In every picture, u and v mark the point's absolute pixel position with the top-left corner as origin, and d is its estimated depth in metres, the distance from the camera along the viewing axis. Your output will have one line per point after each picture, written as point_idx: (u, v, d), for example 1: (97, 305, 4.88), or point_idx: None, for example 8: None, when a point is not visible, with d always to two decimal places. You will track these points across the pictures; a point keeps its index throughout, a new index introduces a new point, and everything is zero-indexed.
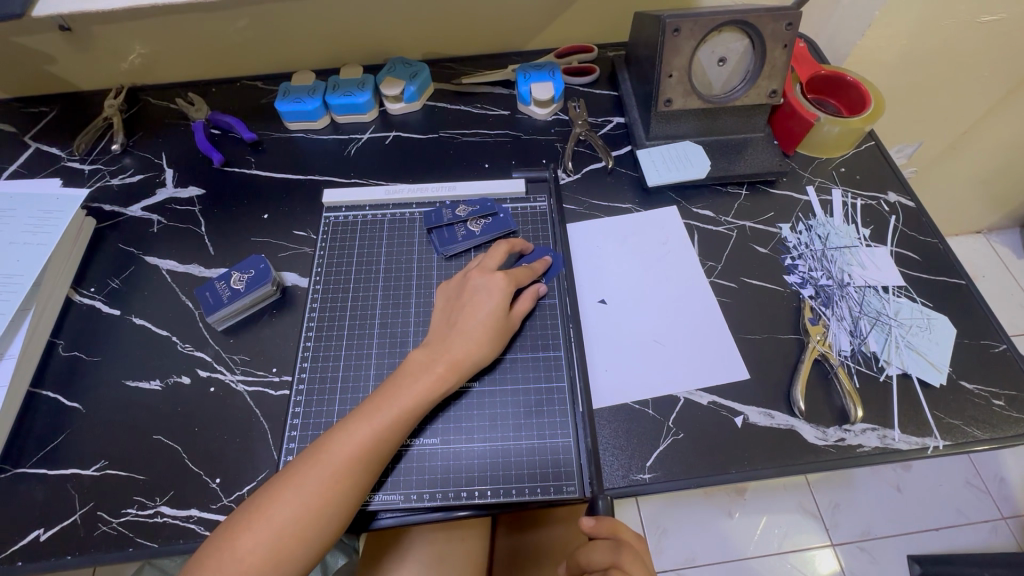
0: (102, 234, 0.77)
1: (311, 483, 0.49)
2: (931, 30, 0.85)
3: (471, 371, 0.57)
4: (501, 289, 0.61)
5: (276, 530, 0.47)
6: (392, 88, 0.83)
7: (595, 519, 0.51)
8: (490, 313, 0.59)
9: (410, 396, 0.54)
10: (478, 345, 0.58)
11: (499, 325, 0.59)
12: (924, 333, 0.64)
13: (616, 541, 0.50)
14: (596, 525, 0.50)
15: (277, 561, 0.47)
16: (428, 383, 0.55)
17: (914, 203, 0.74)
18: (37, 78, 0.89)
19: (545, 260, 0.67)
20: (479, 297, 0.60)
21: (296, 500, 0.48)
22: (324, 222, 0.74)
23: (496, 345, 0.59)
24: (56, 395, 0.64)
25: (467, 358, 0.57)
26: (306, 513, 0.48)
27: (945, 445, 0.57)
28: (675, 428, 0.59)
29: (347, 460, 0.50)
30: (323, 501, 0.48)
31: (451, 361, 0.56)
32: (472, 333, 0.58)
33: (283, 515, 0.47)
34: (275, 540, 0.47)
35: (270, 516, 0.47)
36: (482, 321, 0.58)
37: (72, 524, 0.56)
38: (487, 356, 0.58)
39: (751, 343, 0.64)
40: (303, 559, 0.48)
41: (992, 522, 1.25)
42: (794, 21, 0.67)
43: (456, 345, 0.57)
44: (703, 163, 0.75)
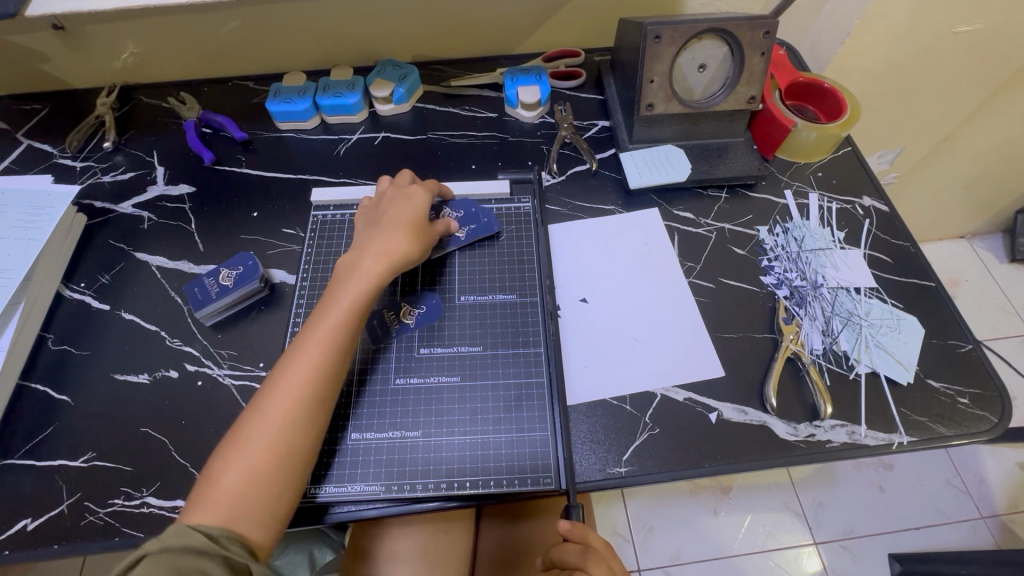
0: (93, 231, 0.78)
1: (279, 399, 0.52)
2: (908, 38, 0.88)
3: (401, 262, 0.62)
4: (415, 194, 0.68)
5: (250, 452, 0.50)
6: (382, 90, 0.85)
7: (571, 523, 0.53)
8: (403, 216, 0.65)
9: (347, 299, 0.59)
10: (398, 240, 0.63)
11: (418, 222, 0.66)
12: (893, 333, 0.66)
13: (585, 548, 0.53)
14: (571, 528, 0.53)
15: (257, 477, 0.49)
16: (360, 282, 0.60)
17: (888, 207, 0.76)
18: (29, 75, 0.90)
19: (447, 188, 0.75)
20: (394, 203, 0.68)
21: (267, 420, 0.52)
22: (313, 220, 0.75)
23: (423, 236, 0.65)
24: (45, 388, 0.65)
25: (392, 251, 0.62)
26: (277, 427, 0.51)
27: (911, 441, 0.59)
28: (651, 423, 0.61)
29: (332, 326, 0.57)
30: (293, 415, 0.52)
31: (379, 255, 0.62)
32: (391, 234, 0.64)
33: (255, 436, 0.51)
34: (251, 460, 0.50)
35: (246, 439, 0.51)
36: (398, 223, 0.65)
37: (60, 514, 0.57)
38: (410, 249, 0.63)
39: (727, 341, 0.66)
40: (286, 474, 0.50)
41: (971, 521, 1.28)
42: (772, 29, 0.69)
43: (379, 244, 0.63)
44: (684, 166, 0.77)
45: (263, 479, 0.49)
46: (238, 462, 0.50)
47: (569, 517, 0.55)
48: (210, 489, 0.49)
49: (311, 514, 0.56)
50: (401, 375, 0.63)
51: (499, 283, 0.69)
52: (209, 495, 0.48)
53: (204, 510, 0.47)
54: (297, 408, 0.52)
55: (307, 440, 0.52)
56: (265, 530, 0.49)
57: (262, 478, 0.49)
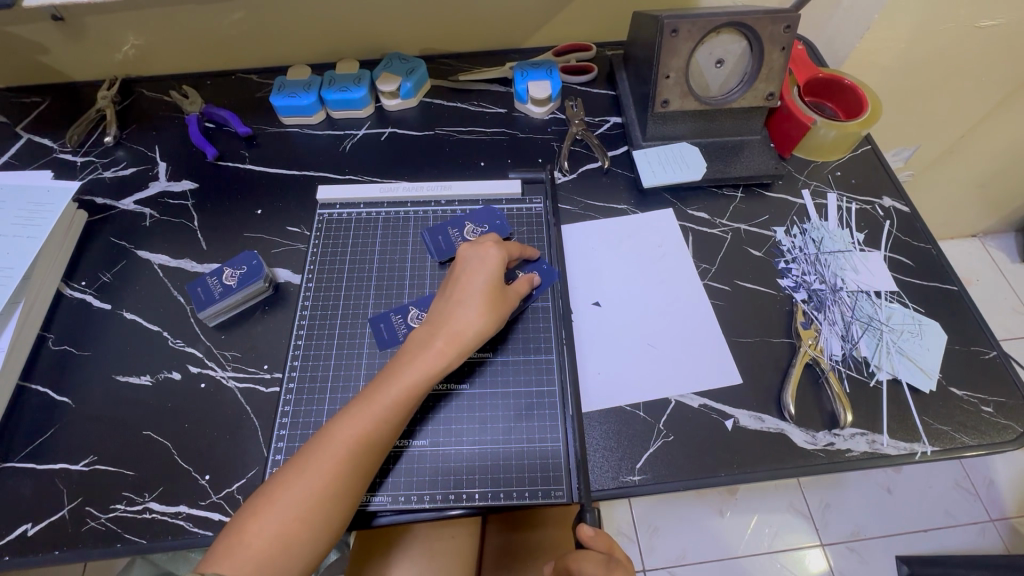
0: (94, 228, 0.76)
1: (319, 469, 0.48)
2: (928, 34, 0.85)
3: (474, 342, 0.56)
4: (497, 258, 0.61)
5: (281, 517, 0.47)
6: (389, 84, 0.83)
7: (594, 531, 0.53)
8: (484, 286, 0.58)
9: (409, 376, 0.53)
10: (474, 316, 0.57)
11: (496, 295, 0.59)
12: (915, 339, 0.64)
13: (608, 557, 0.51)
14: (595, 535, 0.52)
15: (282, 550, 0.46)
16: (428, 361, 0.54)
17: (908, 208, 0.74)
18: (28, 67, 0.88)
19: (530, 249, 0.67)
20: (475, 264, 0.60)
21: (303, 489, 0.48)
22: (319, 218, 0.74)
23: (498, 315, 0.58)
24: (45, 389, 0.64)
25: (466, 329, 0.56)
26: (314, 504, 0.48)
27: (933, 451, 0.58)
28: (665, 430, 0.59)
29: (391, 405, 0.52)
30: (330, 491, 0.48)
31: (450, 335, 0.56)
32: (467, 307, 0.57)
33: (291, 500, 0.47)
34: (280, 528, 0.46)
35: (279, 501, 0.47)
36: (476, 294, 0.58)
37: (60, 519, 0.56)
38: (486, 329, 0.57)
39: (744, 346, 0.64)
40: (310, 548, 0.47)
41: (980, 523, 1.26)
42: (792, 23, 0.66)
43: (453, 319, 0.56)
44: (700, 165, 0.75)
45: (287, 551, 0.46)
46: (268, 527, 0.46)
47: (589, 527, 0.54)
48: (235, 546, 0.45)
49: None
50: None
51: None
52: (230, 550, 0.45)
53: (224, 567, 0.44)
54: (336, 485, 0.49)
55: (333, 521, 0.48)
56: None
57: (289, 550, 0.46)
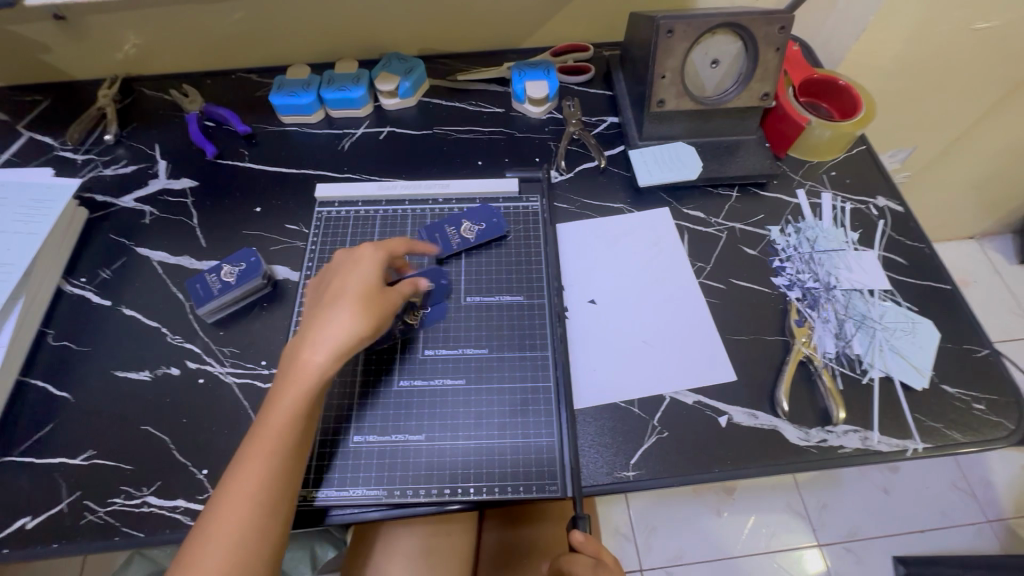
0: (94, 225, 0.77)
1: (226, 517, 0.46)
2: (923, 35, 0.86)
3: (347, 347, 0.52)
4: (367, 261, 0.58)
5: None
6: (387, 83, 0.83)
7: (584, 537, 0.53)
8: (346, 291, 0.55)
9: (291, 395, 0.51)
10: (341, 320, 0.52)
11: (369, 296, 0.55)
12: (908, 336, 0.64)
13: (597, 563, 0.52)
14: (585, 541, 0.52)
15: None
16: (302, 379, 0.51)
17: (902, 208, 0.74)
18: (30, 66, 0.89)
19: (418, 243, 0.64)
20: (339, 274, 0.57)
21: (211, 543, 0.46)
22: (317, 216, 0.74)
23: (374, 314, 0.54)
24: (45, 384, 0.64)
25: (337, 336, 0.52)
26: (225, 551, 0.45)
27: (925, 447, 0.58)
28: (659, 426, 0.59)
29: (280, 430, 0.50)
30: (239, 534, 0.46)
31: (318, 346, 0.52)
32: (334, 314, 0.53)
33: (202, 558, 0.45)
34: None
35: (192, 561, 0.45)
36: (343, 298, 0.54)
37: (59, 512, 0.56)
38: (361, 332, 0.53)
39: (738, 344, 0.65)
40: None
41: (976, 524, 1.27)
42: (787, 24, 0.67)
43: (317, 330, 0.52)
44: (696, 164, 0.76)
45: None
46: None
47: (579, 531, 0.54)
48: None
49: (307, 515, 0.55)
50: (405, 377, 0.62)
51: (507, 284, 0.68)
52: None
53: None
54: (240, 527, 0.46)
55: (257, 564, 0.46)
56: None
57: None
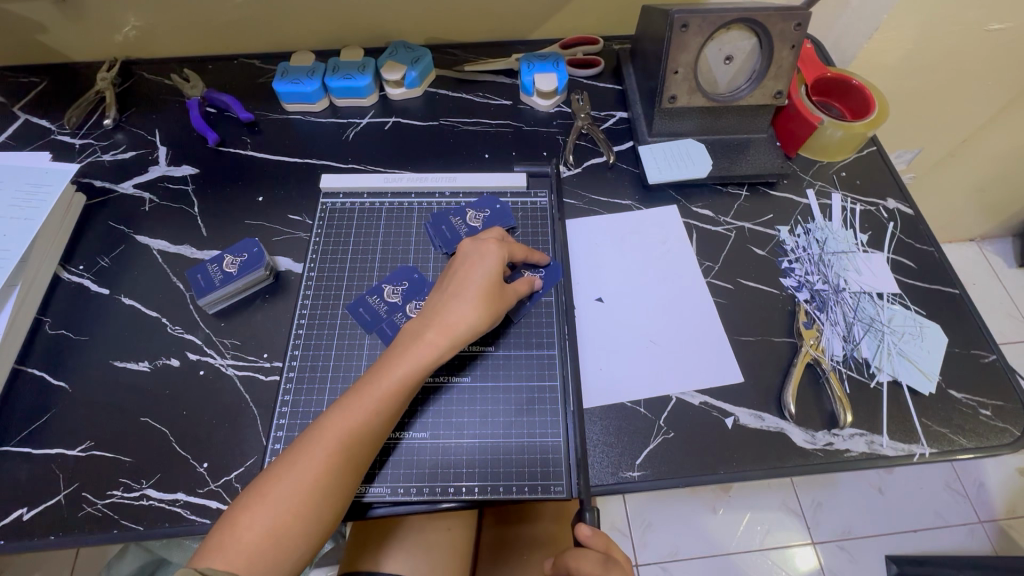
0: (92, 212, 0.75)
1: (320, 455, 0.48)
2: (937, 36, 0.85)
3: (466, 337, 0.56)
4: (495, 255, 0.60)
5: (275, 513, 0.46)
6: (394, 72, 0.81)
7: (592, 531, 0.53)
8: (481, 281, 0.58)
9: (403, 365, 0.53)
10: (468, 310, 0.56)
11: (493, 292, 0.58)
12: (916, 340, 0.64)
13: (605, 557, 0.51)
14: (592, 535, 0.52)
15: (276, 542, 0.46)
16: (416, 356, 0.54)
17: (912, 210, 0.74)
18: (26, 46, 0.87)
19: (540, 255, 0.66)
20: (472, 260, 0.59)
21: (295, 484, 0.47)
22: (321, 207, 0.73)
23: (493, 310, 0.58)
24: (42, 373, 0.63)
25: (458, 323, 0.55)
26: (306, 494, 0.47)
27: (932, 452, 0.58)
28: (665, 427, 0.59)
29: (384, 394, 0.52)
30: (324, 485, 0.48)
31: (443, 327, 0.55)
32: (462, 302, 0.56)
33: (285, 493, 0.47)
34: (273, 521, 0.46)
35: (273, 494, 0.47)
36: (474, 288, 0.57)
37: (56, 504, 0.56)
38: (480, 324, 0.56)
39: (746, 345, 0.64)
40: (301, 542, 0.47)
41: (969, 525, 1.28)
42: (804, 21, 0.66)
43: (446, 311, 0.56)
44: (705, 162, 0.75)
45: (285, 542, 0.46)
46: (260, 517, 0.46)
47: (586, 524, 0.54)
48: (227, 539, 0.45)
49: None
50: None
51: None
52: (222, 543, 0.45)
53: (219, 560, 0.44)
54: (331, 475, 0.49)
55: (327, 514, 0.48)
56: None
57: (280, 541, 0.46)
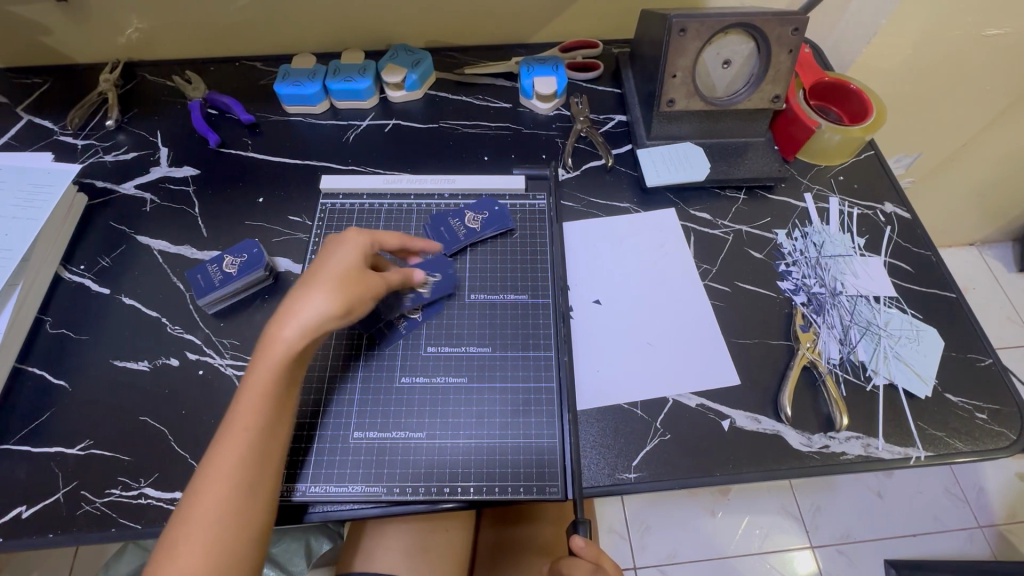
0: (94, 212, 0.76)
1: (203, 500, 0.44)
2: (935, 41, 0.85)
3: (323, 324, 0.50)
4: (350, 242, 0.55)
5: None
6: (394, 75, 0.82)
7: (585, 542, 0.52)
8: (330, 272, 0.52)
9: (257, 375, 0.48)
10: (319, 297, 0.50)
11: (348, 276, 0.52)
12: (912, 344, 0.64)
13: (597, 568, 0.51)
14: (585, 546, 0.52)
15: None
16: (271, 360, 0.48)
17: (910, 214, 0.74)
18: (30, 47, 0.87)
19: (420, 243, 0.64)
20: (326, 255, 0.54)
21: (182, 553, 0.42)
22: (321, 208, 0.74)
23: (351, 290, 0.52)
24: (42, 372, 0.64)
25: (312, 315, 0.49)
26: (200, 550, 0.42)
27: (928, 455, 0.58)
28: (662, 429, 0.59)
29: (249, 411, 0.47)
30: (216, 531, 0.43)
31: (291, 322, 0.49)
32: (308, 294, 0.50)
33: (178, 560, 0.42)
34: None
35: (160, 566, 0.42)
36: (324, 276, 0.52)
37: (55, 502, 0.56)
38: (337, 308, 0.50)
39: (742, 348, 0.64)
40: None
41: (968, 530, 1.28)
42: (801, 26, 0.66)
43: (291, 310, 0.49)
44: (703, 165, 0.75)
45: None
46: None
47: (579, 535, 0.53)
48: None
49: (301, 510, 0.55)
50: (407, 373, 0.61)
51: (512, 282, 0.68)
52: None
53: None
54: (216, 520, 0.43)
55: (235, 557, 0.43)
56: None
57: None
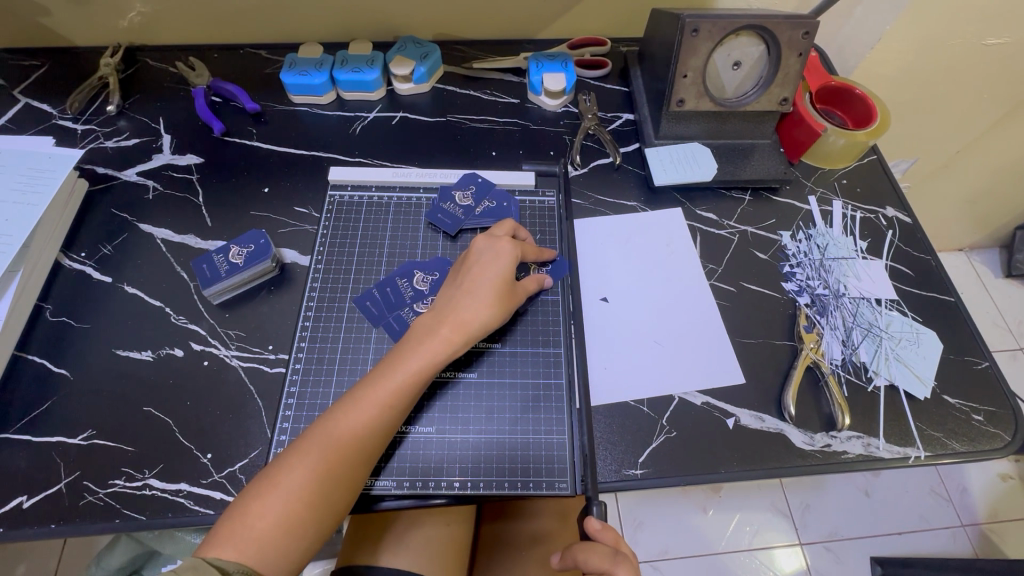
0: (94, 199, 0.74)
1: (337, 449, 0.50)
2: (937, 48, 0.87)
3: (479, 334, 0.58)
4: (510, 257, 0.61)
5: (287, 501, 0.47)
6: (402, 67, 0.82)
7: (601, 525, 0.53)
8: (494, 280, 0.59)
9: (417, 361, 0.54)
10: (482, 307, 0.57)
11: (506, 293, 0.59)
12: (912, 347, 0.65)
13: (614, 551, 0.52)
14: (601, 528, 0.52)
15: (287, 530, 0.47)
16: (431, 350, 0.55)
17: (910, 219, 0.75)
18: (27, 28, 0.85)
19: (548, 251, 0.67)
20: (486, 259, 0.60)
21: (308, 476, 0.48)
22: (329, 200, 0.73)
23: (504, 310, 0.59)
24: (42, 360, 0.62)
25: (471, 321, 0.57)
26: (318, 484, 0.49)
27: (926, 455, 0.59)
28: (668, 426, 0.60)
29: (396, 389, 0.53)
30: (338, 476, 0.49)
31: (457, 323, 0.57)
32: (475, 298, 0.58)
33: (295, 483, 0.48)
34: (286, 510, 0.47)
35: (284, 484, 0.48)
36: (487, 286, 0.58)
37: (58, 492, 0.55)
38: (491, 322, 0.58)
39: (747, 347, 0.65)
40: (313, 532, 0.48)
41: (952, 529, 1.30)
42: (812, 30, 0.67)
43: (459, 308, 0.57)
44: (710, 165, 0.76)
45: (294, 533, 0.47)
46: (273, 506, 0.47)
47: (594, 516, 0.53)
48: (236, 529, 0.46)
49: None
50: None
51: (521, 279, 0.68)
52: (232, 532, 0.46)
53: (229, 549, 0.45)
54: (345, 465, 0.50)
55: (337, 505, 0.49)
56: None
57: (292, 531, 0.47)
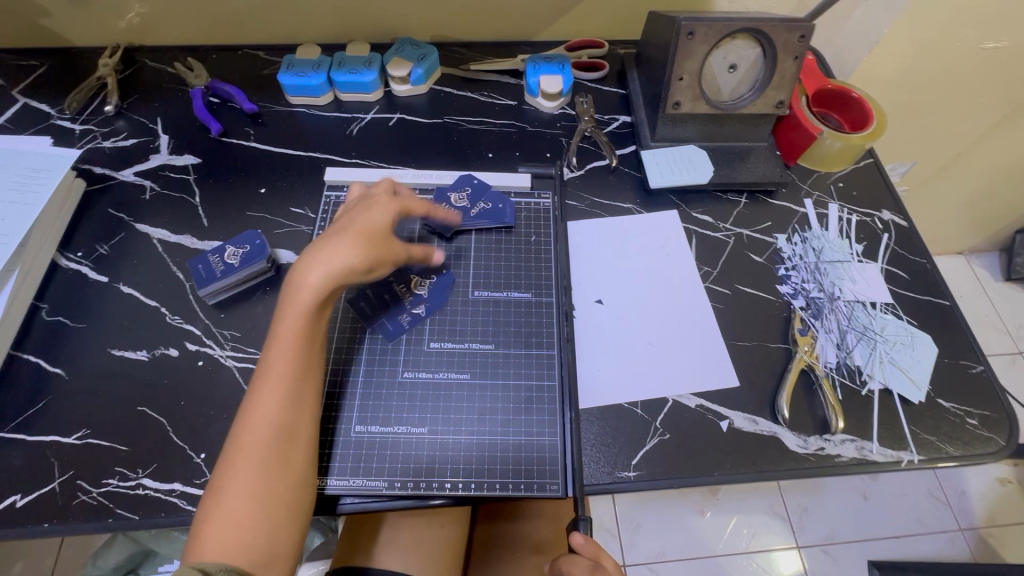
0: (91, 199, 0.75)
1: (251, 428, 0.50)
2: (934, 52, 0.87)
3: (347, 273, 0.56)
4: (377, 205, 0.61)
5: (233, 496, 0.48)
6: (399, 69, 0.82)
7: (585, 539, 0.53)
8: (357, 227, 0.59)
9: (291, 319, 0.54)
10: (339, 250, 0.56)
11: (371, 232, 0.59)
12: (907, 350, 0.65)
13: (596, 565, 0.52)
14: (584, 543, 0.53)
15: (246, 524, 0.47)
16: (296, 305, 0.54)
17: (906, 222, 0.75)
18: (27, 29, 0.86)
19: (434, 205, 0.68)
20: (353, 216, 0.61)
21: (241, 464, 0.49)
22: (325, 200, 0.73)
23: (376, 246, 0.58)
24: (38, 360, 0.63)
25: (330, 264, 0.55)
26: (252, 466, 0.48)
27: (920, 459, 0.59)
28: (661, 428, 0.60)
29: (288, 350, 0.53)
30: (269, 449, 0.49)
31: (297, 275, 0.56)
32: (323, 248, 0.57)
33: (232, 475, 0.48)
34: (235, 504, 0.47)
35: (225, 482, 0.48)
36: (346, 234, 0.58)
37: (51, 492, 0.55)
38: (361, 260, 0.57)
39: (741, 350, 0.65)
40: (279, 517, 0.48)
41: (950, 532, 1.30)
42: (807, 33, 0.67)
43: (302, 262, 0.56)
44: (706, 168, 0.76)
45: (253, 522, 0.47)
46: (221, 506, 0.47)
47: (580, 531, 0.54)
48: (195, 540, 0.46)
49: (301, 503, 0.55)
50: (409, 368, 0.61)
51: (515, 280, 0.68)
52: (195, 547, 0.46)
53: (194, 561, 0.46)
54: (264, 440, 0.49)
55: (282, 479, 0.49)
56: (271, 572, 0.47)
57: (251, 523, 0.47)
